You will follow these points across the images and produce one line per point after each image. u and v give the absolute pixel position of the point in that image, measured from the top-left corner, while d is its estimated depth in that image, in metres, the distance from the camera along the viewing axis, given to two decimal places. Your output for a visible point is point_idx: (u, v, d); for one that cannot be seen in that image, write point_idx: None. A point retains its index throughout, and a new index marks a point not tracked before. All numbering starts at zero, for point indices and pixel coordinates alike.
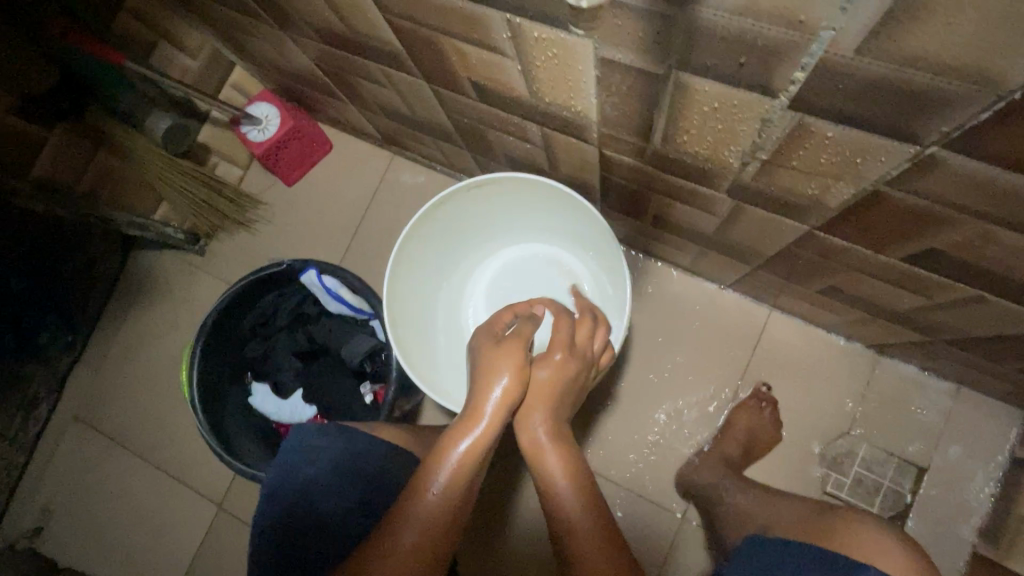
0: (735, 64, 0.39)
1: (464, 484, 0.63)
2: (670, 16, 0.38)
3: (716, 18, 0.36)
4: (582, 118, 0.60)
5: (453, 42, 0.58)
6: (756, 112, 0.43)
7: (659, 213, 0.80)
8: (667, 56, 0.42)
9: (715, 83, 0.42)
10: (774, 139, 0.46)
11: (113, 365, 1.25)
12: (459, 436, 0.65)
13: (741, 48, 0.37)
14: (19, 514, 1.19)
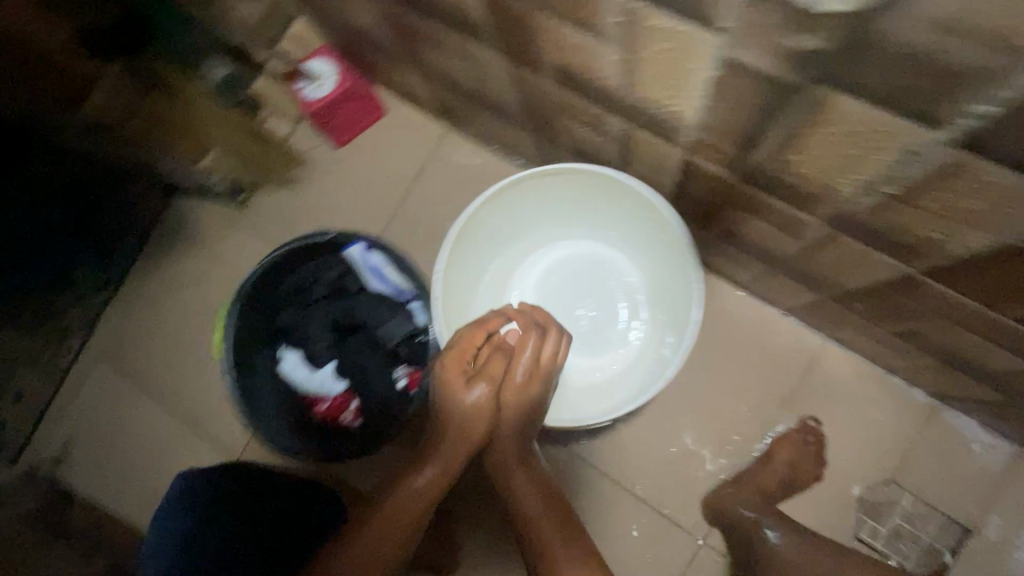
0: (904, 86, 0.35)
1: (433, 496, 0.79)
2: (837, 20, 0.33)
3: (908, 34, 0.32)
4: (676, 119, 0.55)
5: (550, 20, 0.52)
6: (902, 144, 0.40)
7: (731, 228, 0.74)
8: (816, 68, 0.38)
9: (868, 105, 0.38)
10: (912, 175, 0.42)
11: (141, 309, 1.23)
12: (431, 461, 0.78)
13: (919, 69, 0.33)
14: (39, 444, 1.20)
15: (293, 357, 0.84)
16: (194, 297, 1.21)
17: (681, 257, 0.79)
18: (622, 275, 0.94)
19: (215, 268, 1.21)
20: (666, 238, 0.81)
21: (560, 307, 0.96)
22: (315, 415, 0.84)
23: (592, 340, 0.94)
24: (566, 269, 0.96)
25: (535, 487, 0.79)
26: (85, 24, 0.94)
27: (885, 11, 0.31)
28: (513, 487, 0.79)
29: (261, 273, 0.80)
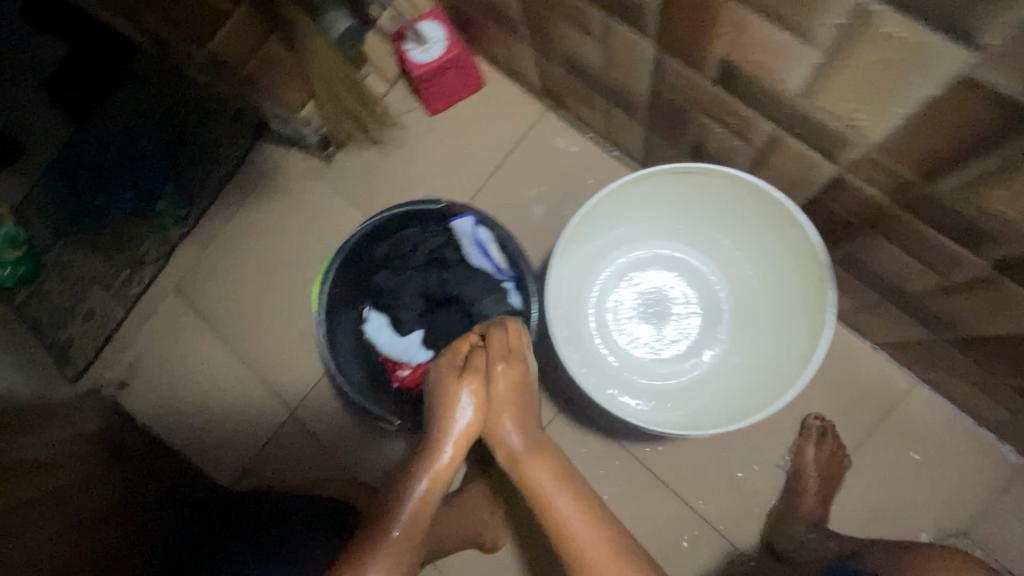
0: None
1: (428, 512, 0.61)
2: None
3: None
4: (853, 133, 0.52)
5: (742, 14, 0.49)
6: None
7: (856, 255, 0.71)
8: None
9: None
10: None
11: (215, 249, 1.24)
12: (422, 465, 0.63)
13: None
14: (107, 364, 1.24)
15: (378, 320, 0.87)
16: (268, 245, 1.21)
17: (807, 277, 0.76)
18: (715, 289, 0.94)
19: (293, 219, 1.21)
20: (789, 254, 0.79)
21: (644, 313, 0.95)
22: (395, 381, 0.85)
23: (676, 350, 0.93)
24: (661, 276, 0.95)
25: (562, 484, 0.62)
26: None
27: None
28: (535, 483, 0.62)
29: (365, 234, 0.80)
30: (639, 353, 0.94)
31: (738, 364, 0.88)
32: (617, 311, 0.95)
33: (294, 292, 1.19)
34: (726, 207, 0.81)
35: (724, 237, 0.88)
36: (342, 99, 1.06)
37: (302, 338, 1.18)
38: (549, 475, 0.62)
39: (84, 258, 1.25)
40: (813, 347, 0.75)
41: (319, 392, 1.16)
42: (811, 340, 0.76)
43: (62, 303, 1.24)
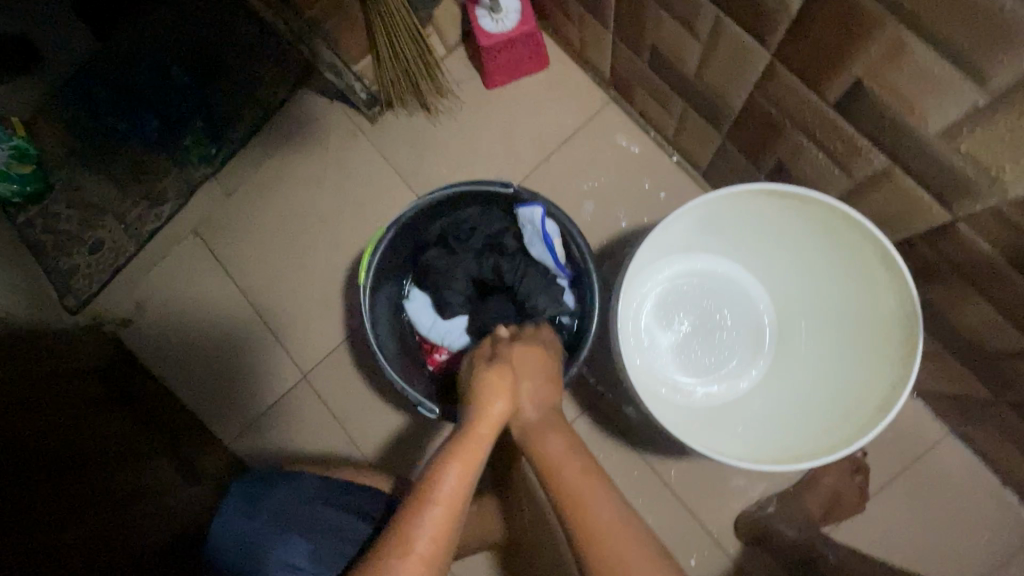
0: None
1: (463, 498, 0.53)
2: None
3: None
4: (990, 183, 0.49)
5: (905, 35, 0.45)
6: None
7: (938, 302, 0.69)
8: None
9: None
10: None
11: (242, 196, 1.17)
12: (452, 449, 0.56)
13: None
14: (111, 300, 1.17)
15: (420, 299, 0.88)
16: (298, 200, 1.16)
17: (882, 320, 0.75)
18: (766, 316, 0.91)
19: (329, 176, 1.15)
20: (864, 293, 0.77)
21: (684, 330, 0.92)
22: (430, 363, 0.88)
23: (711, 373, 0.91)
24: (714, 293, 0.92)
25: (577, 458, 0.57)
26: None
27: None
28: (550, 458, 0.58)
29: (427, 207, 0.80)
30: (675, 373, 0.91)
31: (778, 397, 0.86)
32: (663, 322, 0.92)
33: (320, 253, 1.14)
34: (806, 236, 0.79)
35: (783, 266, 0.87)
36: (405, 58, 0.98)
37: (324, 301, 1.14)
38: (561, 449, 0.59)
39: (95, 184, 1.18)
40: (884, 395, 0.73)
41: (335, 359, 1.12)
42: (888, 386, 0.73)
43: (70, 229, 1.17)
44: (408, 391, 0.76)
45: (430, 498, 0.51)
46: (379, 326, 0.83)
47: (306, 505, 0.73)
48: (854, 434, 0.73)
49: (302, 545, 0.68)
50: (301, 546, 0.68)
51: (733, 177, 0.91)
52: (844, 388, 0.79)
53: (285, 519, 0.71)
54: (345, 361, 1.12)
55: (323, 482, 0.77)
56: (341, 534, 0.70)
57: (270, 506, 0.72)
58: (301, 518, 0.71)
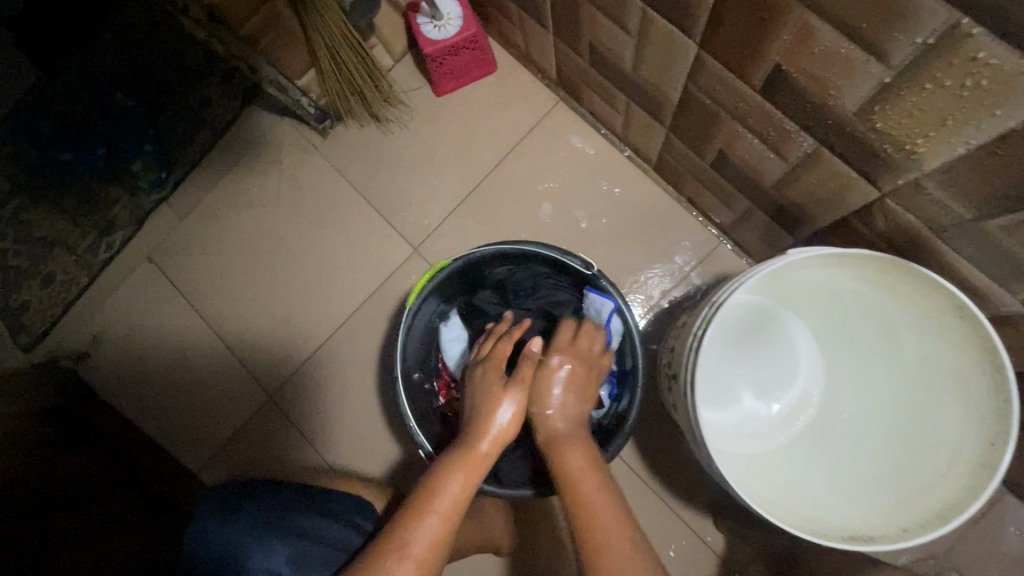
0: None
1: (460, 503, 0.57)
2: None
3: None
4: (907, 161, 0.50)
5: (808, 19, 0.46)
6: None
7: (887, 284, 0.69)
8: None
9: None
10: None
11: (196, 219, 1.15)
12: (453, 458, 0.60)
13: None
14: (66, 334, 1.14)
15: (455, 331, 0.89)
16: (254, 220, 1.14)
17: (956, 377, 0.69)
18: (832, 377, 0.84)
19: (284, 193, 1.14)
20: (932, 342, 0.70)
21: (726, 373, 0.87)
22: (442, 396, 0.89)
23: (759, 413, 0.86)
24: (775, 353, 0.86)
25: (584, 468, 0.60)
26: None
27: None
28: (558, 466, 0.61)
29: (500, 252, 0.83)
30: (735, 438, 0.84)
31: (849, 461, 0.79)
32: (721, 384, 0.86)
33: (279, 273, 1.13)
34: (876, 294, 0.73)
35: (831, 312, 0.82)
36: (348, 70, 0.98)
37: (286, 321, 1.12)
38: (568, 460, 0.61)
39: (42, 217, 1.15)
40: (970, 455, 0.67)
41: (301, 378, 1.10)
42: (977, 457, 0.66)
43: (19, 265, 1.14)
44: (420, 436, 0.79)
45: (433, 506, 0.55)
46: (410, 343, 0.85)
47: (289, 509, 0.71)
48: (943, 498, 0.67)
49: (283, 550, 0.65)
50: (282, 551, 0.65)
51: (683, 169, 0.92)
52: (916, 442, 0.73)
53: (266, 519, 0.68)
54: (311, 381, 1.09)
55: (311, 492, 0.77)
56: (324, 543, 0.68)
57: (256, 504, 0.70)
58: (283, 521, 0.68)
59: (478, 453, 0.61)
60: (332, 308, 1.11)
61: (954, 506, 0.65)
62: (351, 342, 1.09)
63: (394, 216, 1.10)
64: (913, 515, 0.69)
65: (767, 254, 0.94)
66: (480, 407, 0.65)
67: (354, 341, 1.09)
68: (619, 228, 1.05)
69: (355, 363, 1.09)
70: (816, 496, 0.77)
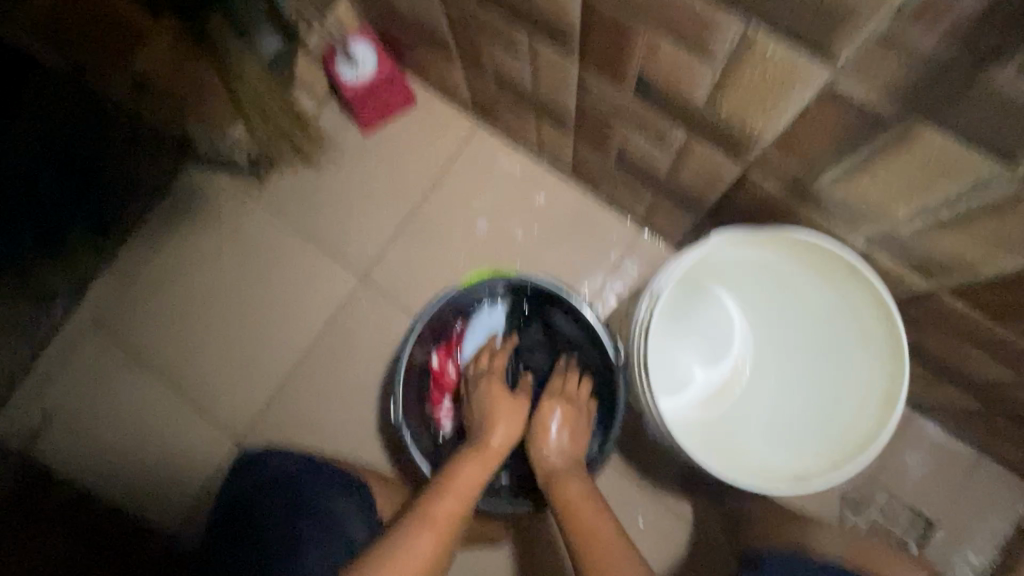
0: (971, 140, 0.45)
1: (472, 490, 0.71)
2: (960, 70, 0.40)
3: (977, 113, 0.42)
4: (751, 139, 0.61)
5: (649, 34, 0.56)
6: (960, 184, 0.49)
7: (785, 251, 0.78)
8: (910, 107, 0.45)
9: (950, 140, 0.46)
10: (970, 206, 0.51)
11: (142, 281, 1.17)
12: (469, 454, 0.75)
13: (997, 124, 0.42)
14: (18, 417, 1.12)
15: (493, 323, 0.94)
16: (199, 273, 1.16)
17: (857, 323, 0.78)
18: (765, 339, 0.92)
19: (227, 242, 1.17)
20: (837, 298, 0.78)
21: (673, 353, 0.93)
22: (437, 355, 0.91)
23: (707, 383, 0.93)
24: (716, 327, 0.93)
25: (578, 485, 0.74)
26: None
27: (985, 68, 0.39)
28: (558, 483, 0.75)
29: (563, 295, 0.87)
30: (690, 410, 0.91)
31: (785, 411, 0.87)
32: (673, 364, 0.92)
33: (232, 323, 1.15)
34: (786, 261, 0.81)
35: (756, 282, 0.89)
36: (274, 118, 1.04)
37: (245, 368, 1.14)
38: (570, 481, 0.75)
39: None
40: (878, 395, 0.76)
41: (268, 419, 1.12)
42: (883, 396, 0.75)
43: None
44: (396, 385, 0.82)
45: (450, 487, 0.70)
46: (446, 308, 0.88)
47: (308, 476, 0.82)
48: (864, 432, 0.76)
49: (289, 512, 0.77)
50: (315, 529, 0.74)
51: (594, 171, 1.03)
52: (837, 388, 0.81)
53: (285, 482, 0.81)
54: (277, 421, 1.11)
55: (338, 466, 0.85)
56: (326, 512, 0.77)
57: (290, 494, 0.79)
58: (299, 486, 0.80)
59: (489, 451, 0.76)
60: (289, 346, 1.14)
61: (869, 442, 0.74)
62: (312, 377, 1.13)
63: (338, 251, 1.16)
64: (840, 455, 0.77)
65: (681, 237, 1.05)
66: (488, 415, 0.81)
67: (316, 376, 1.13)
68: (550, 232, 1.14)
69: (319, 396, 1.12)
70: (759, 450, 0.85)
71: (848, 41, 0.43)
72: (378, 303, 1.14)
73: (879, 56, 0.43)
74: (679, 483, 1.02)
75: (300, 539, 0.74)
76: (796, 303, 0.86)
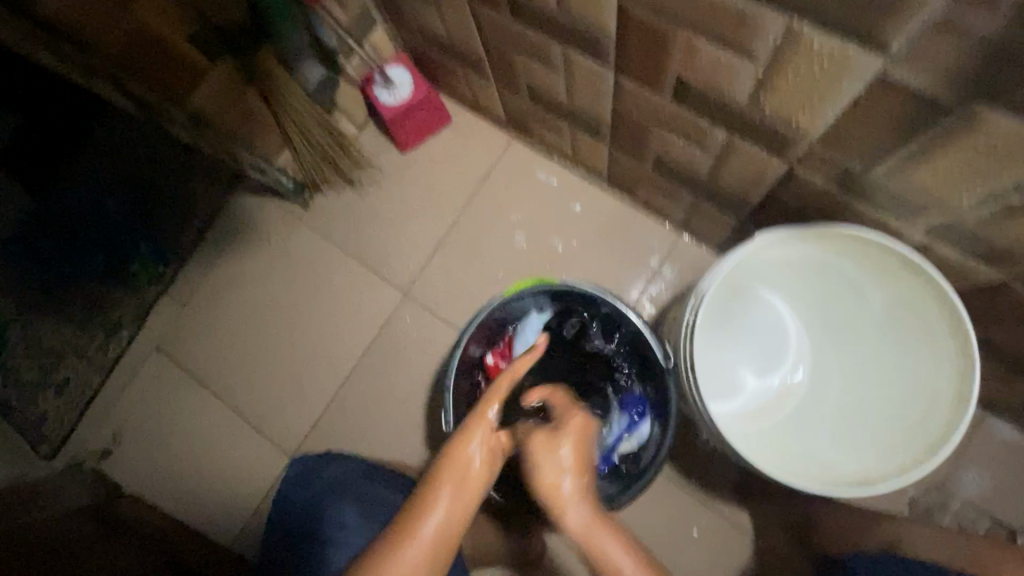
0: None
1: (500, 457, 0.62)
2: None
3: None
4: (798, 135, 0.60)
5: (689, 37, 0.56)
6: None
7: (838, 249, 0.76)
8: (973, 91, 0.44)
9: (1018, 123, 0.44)
10: None
11: (200, 305, 1.23)
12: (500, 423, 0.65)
13: None
14: (88, 435, 1.18)
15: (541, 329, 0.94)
16: (252, 294, 1.22)
17: (920, 319, 0.74)
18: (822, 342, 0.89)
19: (276, 266, 1.22)
20: (898, 294, 0.75)
21: (725, 361, 0.90)
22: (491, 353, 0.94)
23: (762, 390, 0.90)
24: (769, 332, 0.90)
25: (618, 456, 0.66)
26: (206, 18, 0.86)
27: None
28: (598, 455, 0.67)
29: (608, 302, 0.87)
30: (746, 419, 0.88)
31: (848, 415, 0.84)
32: (725, 372, 0.90)
33: (284, 340, 1.19)
34: (840, 260, 0.78)
35: (810, 283, 0.86)
36: (319, 144, 1.09)
37: (295, 385, 1.17)
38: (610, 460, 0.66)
39: (50, 327, 1.17)
40: (947, 393, 0.72)
41: (319, 435, 1.15)
42: (953, 398, 0.71)
43: (31, 378, 1.16)
44: (447, 396, 0.84)
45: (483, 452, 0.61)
46: (493, 319, 0.89)
47: (351, 480, 0.79)
48: (934, 434, 0.73)
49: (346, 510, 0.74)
50: (350, 510, 0.73)
51: (631, 177, 1.02)
52: (901, 388, 0.78)
53: (329, 490, 0.77)
54: (327, 436, 1.15)
55: (369, 465, 0.84)
56: (386, 505, 0.75)
57: (329, 484, 0.78)
58: (348, 488, 0.77)
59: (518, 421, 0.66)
60: (336, 362, 1.17)
61: (942, 443, 0.71)
62: (360, 391, 1.15)
63: (380, 268, 1.19)
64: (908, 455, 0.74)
65: (722, 238, 1.03)
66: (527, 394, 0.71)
67: (365, 391, 1.15)
68: (587, 241, 1.14)
69: (367, 410, 1.14)
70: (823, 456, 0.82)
71: (901, 30, 0.42)
72: (421, 317, 1.16)
73: (934, 43, 0.42)
74: (732, 491, 0.99)
75: (367, 530, 0.71)
76: (852, 304, 0.83)
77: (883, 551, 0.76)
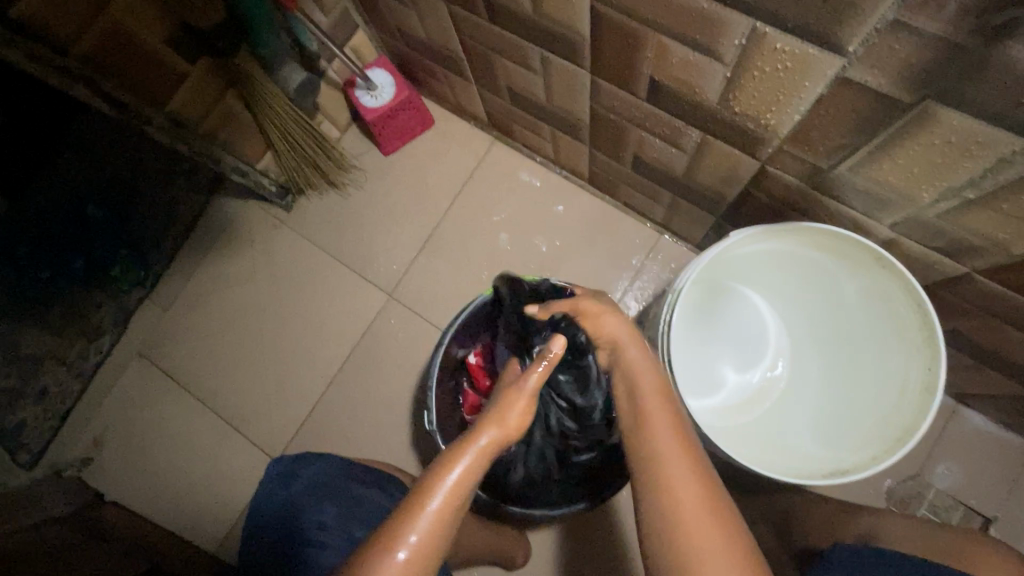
0: (991, 117, 0.45)
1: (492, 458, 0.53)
2: (971, 49, 0.41)
3: (995, 88, 0.42)
4: (767, 133, 0.61)
5: (659, 37, 0.57)
6: (983, 161, 0.49)
7: (810, 245, 0.78)
8: (925, 88, 0.46)
9: (970, 118, 0.46)
10: (999, 182, 0.51)
11: (182, 309, 1.22)
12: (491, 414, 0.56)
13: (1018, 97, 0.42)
14: (69, 443, 1.16)
15: None
16: (235, 297, 1.21)
17: (889, 312, 0.76)
18: (800, 337, 0.91)
19: (259, 269, 1.21)
20: (867, 288, 0.77)
21: (707, 357, 0.93)
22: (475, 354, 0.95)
23: (742, 386, 0.93)
24: (749, 328, 0.93)
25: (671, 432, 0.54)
26: (184, 20, 0.87)
27: (1002, 41, 0.39)
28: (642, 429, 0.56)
29: None
30: (726, 413, 0.90)
31: (822, 407, 0.86)
32: (708, 368, 0.92)
33: (268, 344, 1.19)
34: (812, 256, 0.81)
35: (786, 280, 0.88)
36: (301, 145, 1.10)
37: (279, 388, 1.17)
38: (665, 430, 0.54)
39: (31, 335, 1.13)
40: (916, 383, 0.74)
41: (304, 437, 1.14)
42: (920, 388, 0.73)
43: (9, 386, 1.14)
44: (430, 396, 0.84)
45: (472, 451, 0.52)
46: (476, 319, 0.90)
47: (335, 480, 0.79)
48: (903, 423, 0.74)
49: (329, 509, 0.74)
50: (331, 512, 0.73)
51: (611, 177, 1.04)
52: (873, 380, 0.80)
53: (309, 493, 0.77)
54: (312, 438, 1.14)
55: (353, 464, 0.84)
56: (367, 507, 0.76)
57: (310, 484, 0.78)
58: (331, 490, 0.77)
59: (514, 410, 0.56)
60: (321, 364, 1.17)
61: (910, 432, 0.72)
62: (345, 393, 1.15)
63: (364, 270, 1.19)
64: (880, 444, 0.76)
65: (702, 236, 1.05)
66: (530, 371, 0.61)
67: (351, 393, 1.15)
68: (570, 241, 1.16)
69: (352, 412, 1.14)
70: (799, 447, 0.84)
71: (856, 29, 0.44)
72: (406, 317, 1.16)
73: (887, 42, 0.44)
74: None
75: (346, 534, 0.71)
76: (826, 300, 0.86)
77: (859, 540, 0.77)
